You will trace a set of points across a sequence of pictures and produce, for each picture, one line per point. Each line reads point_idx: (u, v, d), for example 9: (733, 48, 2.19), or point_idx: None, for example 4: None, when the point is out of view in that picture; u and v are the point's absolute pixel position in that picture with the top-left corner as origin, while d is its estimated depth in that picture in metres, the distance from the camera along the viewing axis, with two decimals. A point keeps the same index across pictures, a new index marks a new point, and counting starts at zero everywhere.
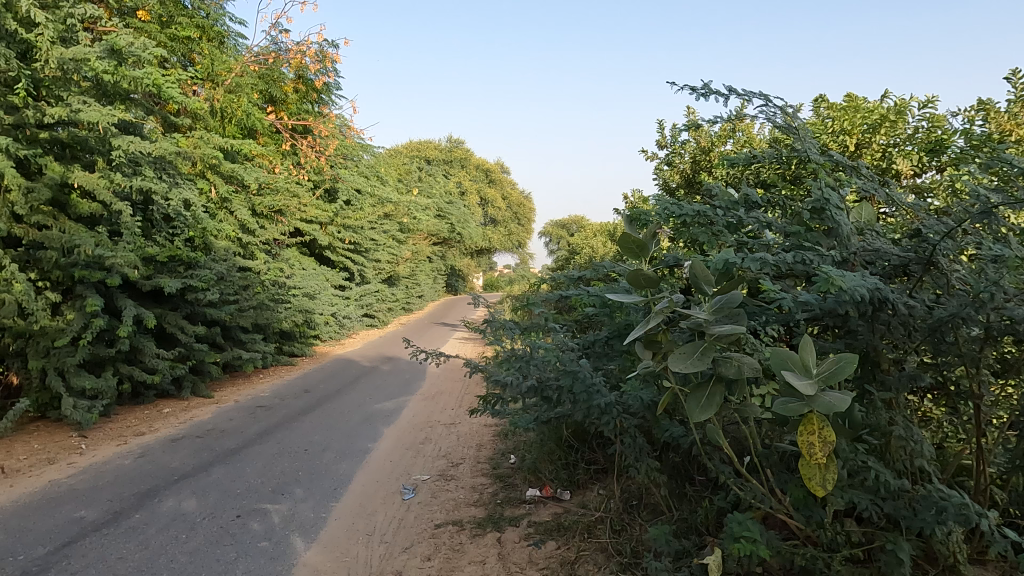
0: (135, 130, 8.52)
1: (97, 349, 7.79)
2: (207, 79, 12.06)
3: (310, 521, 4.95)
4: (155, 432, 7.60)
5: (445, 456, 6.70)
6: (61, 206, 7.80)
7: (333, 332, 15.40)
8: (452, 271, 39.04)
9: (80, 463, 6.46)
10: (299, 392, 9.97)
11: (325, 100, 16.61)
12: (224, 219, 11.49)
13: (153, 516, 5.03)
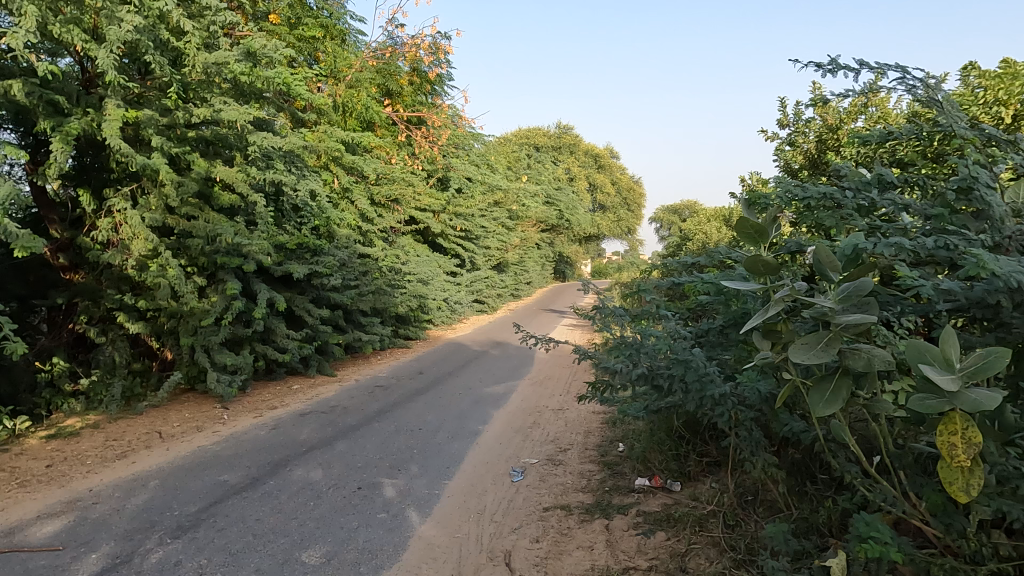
0: (268, 126, 9.19)
1: (236, 329, 8.52)
2: (330, 75, 12.76)
3: (425, 497, 5.18)
4: (286, 407, 8.22)
5: (553, 442, 6.75)
6: (206, 199, 8.58)
7: (445, 317, 15.92)
8: (561, 258, 39.16)
9: (223, 432, 7.12)
10: (414, 373, 10.42)
11: (438, 91, 17.06)
12: (346, 208, 12.16)
13: (285, 484, 5.45)
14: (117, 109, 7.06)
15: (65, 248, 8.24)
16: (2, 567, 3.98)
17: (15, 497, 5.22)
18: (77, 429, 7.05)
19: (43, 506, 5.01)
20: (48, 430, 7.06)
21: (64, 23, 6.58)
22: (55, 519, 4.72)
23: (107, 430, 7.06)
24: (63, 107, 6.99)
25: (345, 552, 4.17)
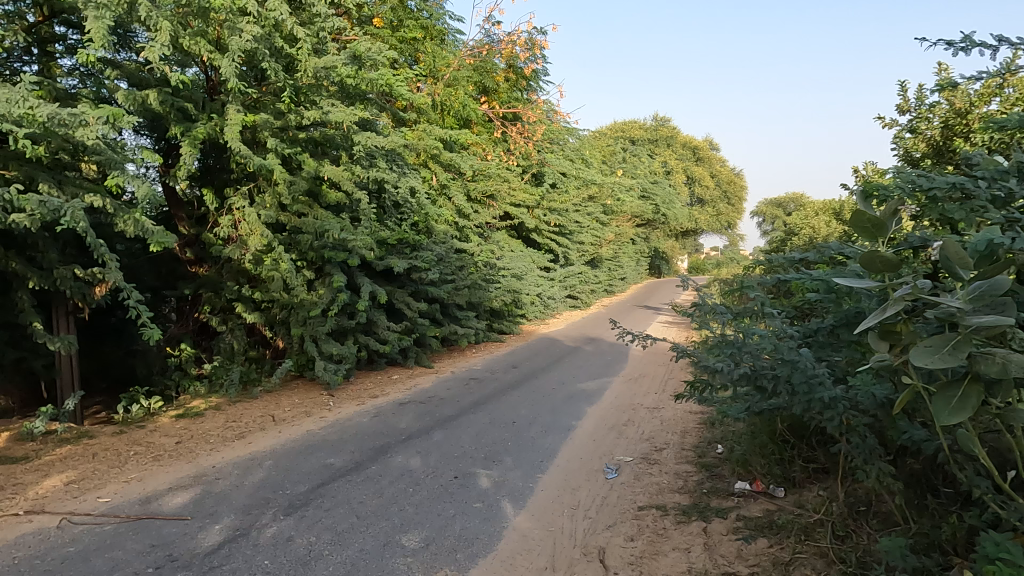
0: (372, 126, 9.58)
1: (341, 321, 8.96)
2: (430, 75, 13.11)
3: (519, 489, 5.25)
4: (387, 396, 8.56)
5: (648, 441, 6.63)
6: (315, 197, 9.06)
7: (539, 312, 15.99)
8: (657, 254, 38.32)
9: (329, 417, 7.51)
10: (508, 367, 10.55)
11: (533, 86, 17.13)
12: (444, 205, 12.48)
13: (386, 470, 5.68)
14: (237, 114, 7.60)
15: (192, 244, 8.98)
16: (140, 532, 4.39)
17: (150, 470, 5.75)
18: (202, 410, 7.67)
19: (174, 479, 5.49)
20: (177, 410, 7.73)
21: (193, 35, 7.15)
22: (184, 492, 5.16)
23: (227, 412, 7.63)
24: (191, 113, 7.61)
25: (443, 539, 4.30)
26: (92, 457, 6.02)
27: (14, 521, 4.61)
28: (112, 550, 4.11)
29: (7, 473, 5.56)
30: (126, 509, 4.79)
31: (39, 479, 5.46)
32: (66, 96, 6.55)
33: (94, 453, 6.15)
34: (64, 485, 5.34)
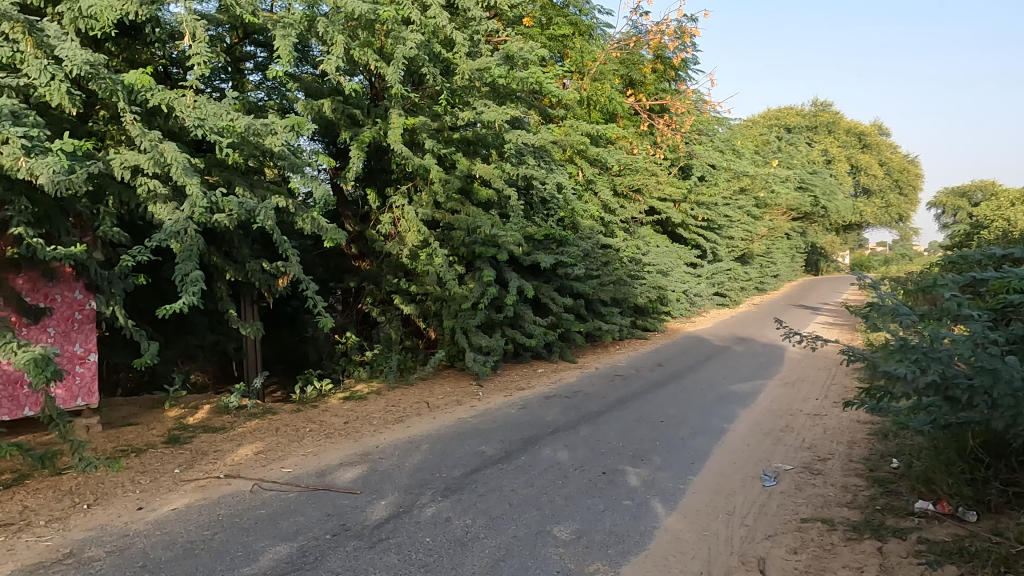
0: (521, 124, 9.79)
1: (490, 314, 9.26)
2: (576, 71, 13.14)
3: (669, 490, 5.13)
4: (533, 389, 8.73)
5: (810, 449, 6.20)
6: (467, 194, 9.43)
7: (684, 309, 15.49)
8: (814, 249, 35.61)
9: (480, 407, 7.81)
10: (653, 365, 10.34)
11: (682, 76, 16.60)
12: (589, 200, 12.46)
13: (535, 460, 5.81)
14: (399, 118, 8.11)
15: (356, 240, 9.73)
16: (318, 501, 4.85)
17: (323, 445, 6.31)
18: (365, 394, 8.29)
19: (344, 455, 6.00)
20: (344, 393, 8.41)
21: (362, 46, 7.72)
22: (353, 468, 5.61)
23: (387, 397, 8.20)
24: (359, 119, 8.24)
25: (594, 533, 4.31)
26: (275, 431, 6.73)
27: (216, 483, 5.28)
28: (296, 515, 4.57)
29: (209, 441, 6.37)
30: (306, 480, 5.30)
31: (234, 447, 6.20)
32: (257, 108, 7.34)
33: (276, 428, 6.87)
34: (254, 454, 6.02)
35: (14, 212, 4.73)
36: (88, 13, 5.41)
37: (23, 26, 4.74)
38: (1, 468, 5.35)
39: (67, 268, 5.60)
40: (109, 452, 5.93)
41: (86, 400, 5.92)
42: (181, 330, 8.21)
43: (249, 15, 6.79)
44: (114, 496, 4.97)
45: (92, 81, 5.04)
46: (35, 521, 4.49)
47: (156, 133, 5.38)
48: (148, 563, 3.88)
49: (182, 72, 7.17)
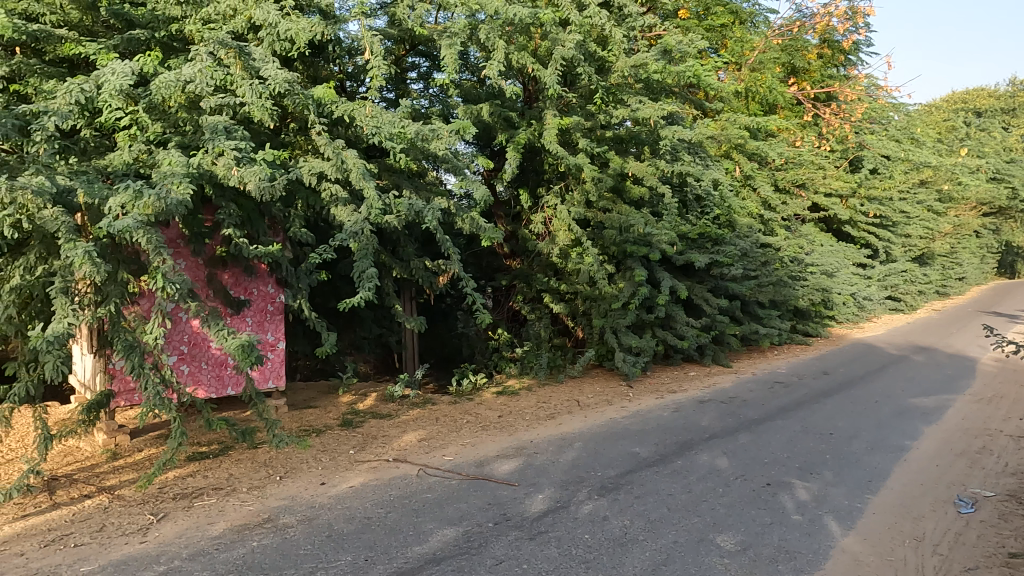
0: (676, 120, 9.57)
1: (641, 314, 9.11)
2: (734, 62, 12.62)
3: (845, 507, 4.75)
4: (686, 392, 8.47)
5: (1016, 476, 5.44)
6: (619, 193, 9.37)
7: (852, 314, 14.25)
8: (1010, 249, 31.25)
9: (631, 408, 7.71)
10: (818, 373, 9.62)
11: (853, 61, 15.35)
12: (747, 197, 11.87)
13: (692, 466, 5.64)
14: (554, 118, 8.25)
15: (509, 239, 10.02)
16: (479, 490, 5.05)
17: (480, 437, 6.56)
18: (517, 389, 8.50)
19: (500, 448, 6.19)
20: (497, 387, 8.67)
21: (519, 50, 7.96)
22: (510, 460, 5.78)
23: (538, 393, 8.35)
24: (515, 122, 8.48)
25: (762, 546, 4.10)
26: (436, 420, 7.10)
27: (386, 465, 5.67)
28: (459, 501, 4.80)
29: (377, 426, 6.86)
30: (466, 469, 5.55)
31: (400, 434, 6.63)
32: (422, 115, 7.80)
33: (436, 417, 7.24)
34: (418, 441, 6.40)
35: (225, 216, 5.41)
36: (284, 36, 6.06)
37: (235, 52, 5.42)
38: (210, 440, 6.13)
39: (264, 266, 6.28)
40: (294, 431, 6.59)
41: (276, 383, 6.63)
42: (351, 322, 8.83)
43: (418, 27, 7.44)
44: (301, 471, 5.52)
45: (288, 97, 5.64)
46: (239, 487, 5.10)
47: (339, 142, 5.90)
48: (333, 533, 4.26)
49: (356, 85, 7.76)
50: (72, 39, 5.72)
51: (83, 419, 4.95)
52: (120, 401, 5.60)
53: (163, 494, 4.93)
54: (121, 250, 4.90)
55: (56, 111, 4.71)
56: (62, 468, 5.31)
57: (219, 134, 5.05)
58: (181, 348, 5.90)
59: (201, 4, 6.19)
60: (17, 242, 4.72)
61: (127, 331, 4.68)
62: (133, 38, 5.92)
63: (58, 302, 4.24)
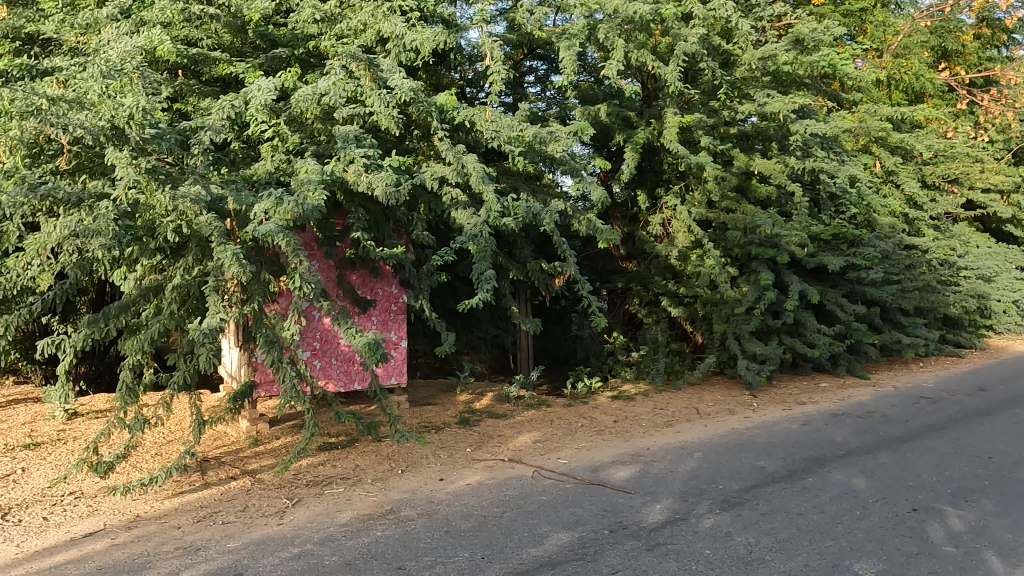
0: (809, 113, 9.00)
1: (767, 320, 8.62)
2: (873, 48, 11.71)
3: (1009, 542, 4.22)
4: (817, 404, 7.91)
5: None
6: (743, 192, 8.95)
7: (1014, 324, 12.70)
8: None
9: (755, 418, 7.31)
10: (972, 389, 8.65)
11: (1017, 40, 13.76)
12: (889, 194, 10.92)
13: (825, 484, 5.24)
14: (675, 116, 8.02)
15: (626, 241, 9.73)
16: (594, 496, 4.99)
17: (595, 442, 6.48)
18: (633, 395, 8.33)
19: (616, 453, 6.08)
20: (612, 392, 8.54)
21: (638, 48, 7.82)
22: (626, 467, 5.66)
23: (654, 399, 8.13)
24: (633, 121, 8.32)
25: None
26: (550, 422, 7.10)
27: (502, 465, 5.74)
28: (575, 506, 4.76)
29: (493, 426, 6.97)
30: (581, 473, 5.50)
31: (515, 434, 6.69)
32: (539, 118, 7.84)
33: (551, 420, 7.24)
34: (533, 442, 6.42)
35: (355, 220, 5.71)
36: (410, 46, 6.32)
37: (365, 64, 5.72)
38: (339, 431, 6.50)
39: (388, 267, 6.58)
40: (414, 426, 6.85)
41: (398, 380, 6.92)
42: (468, 323, 9.04)
43: (537, 30, 7.51)
44: (421, 466, 5.71)
45: (413, 105, 5.87)
46: (364, 478, 5.36)
47: (460, 147, 6.06)
48: (451, 529, 4.36)
49: (476, 91, 7.87)
50: (225, 59, 6.28)
51: (230, 407, 5.40)
52: (260, 391, 6.17)
53: (297, 480, 5.28)
54: (264, 252, 5.31)
55: (211, 126, 5.19)
56: (212, 451, 5.84)
57: (349, 143, 5.34)
58: (315, 343, 6.30)
59: (334, 21, 6.58)
60: (178, 246, 5.21)
61: (268, 327, 5.06)
62: (276, 56, 6.41)
63: (211, 299, 4.67)
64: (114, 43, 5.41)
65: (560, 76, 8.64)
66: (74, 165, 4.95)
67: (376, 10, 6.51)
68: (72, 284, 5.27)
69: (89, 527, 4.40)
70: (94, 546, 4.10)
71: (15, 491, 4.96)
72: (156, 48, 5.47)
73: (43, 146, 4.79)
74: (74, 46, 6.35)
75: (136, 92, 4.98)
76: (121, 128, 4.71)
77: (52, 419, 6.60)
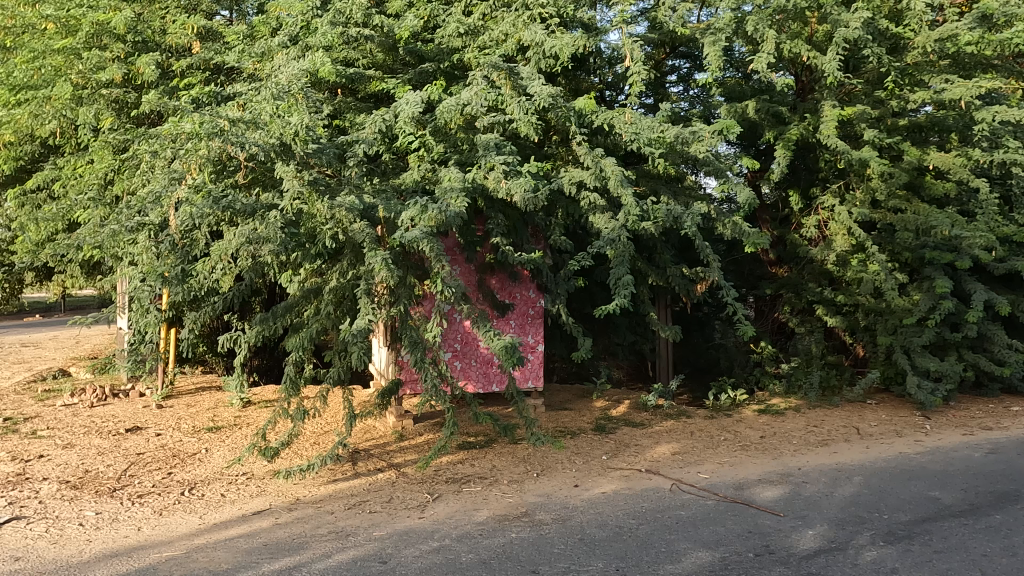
0: (998, 99, 7.93)
1: (944, 332, 7.68)
2: None
3: None
4: (1006, 430, 6.90)
5: None
6: (915, 190, 8.06)
7: None
8: None
9: (927, 443, 6.54)
10: None
11: None
12: None
13: (1018, 524, 4.55)
14: (833, 109, 7.41)
15: (775, 245, 9.10)
16: (738, 515, 4.70)
17: (740, 457, 6.12)
18: (782, 409, 7.78)
19: (763, 472, 5.70)
20: (759, 405, 8.04)
21: (792, 39, 7.35)
22: (774, 487, 5.28)
23: (807, 415, 7.53)
24: (785, 117, 7.79)
25: None
26: (690, 434, 6.81)
27: (638, 475, 5.59)
28: (716, 524, 4.51)
29: (630, 434, 6.81)
30: (723, 490, 5.21)
31: (653, 444, 6.50)
32: (681, 118, 7.57)
33: (691, 431, 6.95)
34: (672, 454, 6.20)
35: (494, 225, 5.86)
36: (549, 53, 6.38)
37: (506, 73, 5.85)
38: (477, 431, 6.68)
39: (526, 272, 6.66)
40: (550, 430, 6.88)
41: (535, 383, 6.99)
42: (606, 328, 8.92)
43: (680, 27, 7.23)
44: (556, 470, 5.71)
45: (551, 111, 5.91)
46: (501, 479, 5.46)
47: (598, 150, 6.01)
48: (586, 537, 4.31)
49: (615, 94, 7.78)
50: (377, 77, 6.71)
51: (378, 403, 5.74)
52: (406, 389, 6.51)
53: (438, 476, 5.49)
54: (410, 258, 5.58)
55: (365, 139, 5.58)
56: (362, 443, 6.25)
57: (490, 150, 5.48)
58: (455, 345, 6.53)
59: (478, 34, 6.84)
60: (335, 251, 5.62)
61: (412, 328, 5.32)
62: (423, 70, 6.75)
63: (362, 301, 5.00)
64: (284, 68, 5.97)
65: (704, 74, 8.35)
66: (250, 179, 5.51)
67: (518, 19, 6.65)
68: (247, 285, 5.86)
69: (258, 506, 4.87)
70: (261, 523, 4.53)
71: (200, 468, 5.61)
72: (319, 70, 5.97)
73: (226, 163, 5.38)
74: (251, 72, 7.08)
75: (301, 110, 5.46)
76: (289, 144, 5.19)
77: (230, 407, 7.40)
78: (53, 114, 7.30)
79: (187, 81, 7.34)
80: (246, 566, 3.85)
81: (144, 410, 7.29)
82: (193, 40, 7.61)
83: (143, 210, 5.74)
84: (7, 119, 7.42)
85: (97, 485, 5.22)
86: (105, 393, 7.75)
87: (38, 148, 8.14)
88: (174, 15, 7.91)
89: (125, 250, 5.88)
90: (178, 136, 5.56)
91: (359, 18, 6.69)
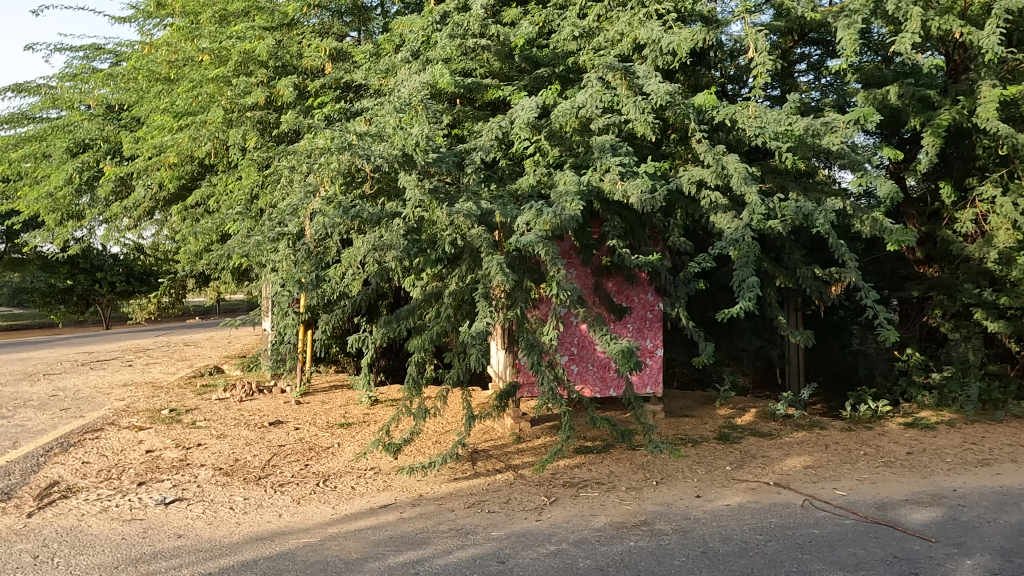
0: None
1: None
2: None
3: None
4: None
5: None
6: None
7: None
8: None
9: None
10: None
11: None
12: None
13: None
14: (994, 89, 6.61)
15: (923, 242, 8.24)
16: (881, 538, 4.30)
17: (883, 474, 5.61)
18: (934, 423, 7.06)
19: (911, 491, 5.19)
20: (905, 418, 7.34)
21: (941, 14, 6.68)
22: (924, 509, 4.79)
23: (964, 431, 6.78)
24: (934, 101, 7.06)
25: None
26: (825, 447, 6.35)
27: (766, 489, 5.28)
28: (855, 546, 4.16)
29: (757, 445, 6.46)
30: (865, 509, 4.80)
31: (782, 456, 6.12)
32: (811, 109, 7.11)
33: (826, 444, 6.47)
34: (803, 468, 5.80)
35: (610, 228, 5.79)
36: (666, 49, 6.19)
37: (621, 73, 5.76)
38: (595, 436, 6.62)
39: (644, 275, 6.52)
40: (670, 438, 6.68)
41: (654, 389, 6.82)
42: (729, 332, 8.53)
43: (810, 12, 6.81)
44: (676, 479, 5.53)
45: (669, 109, 5.74)
46: (619, 485, 5.37)
47: (720, 147, 5.73)
48: (709, 550, 4.13)
49: (738, 87, 7.51)
50: (494, 85, 6.86)
51: (497, 405, 5.82)
52: (523, 392, 6.57)
53: (555, 480, 5.50)
54: (527, 262, 5.64)
55: (483, 146, 5.72)
56: (481, 443, 6.40)
57: (606, 152, 5.42)
58: (572, 349, 6.52)
59: (593, 35, 6.81)
60: (455, 256, 5.79)
61: (529, 331, 5.36)
62: (538, 75, 6.83)
63: (481, 304, 5.11)
64: (407, 82, 6.26)
65: (838, 61, 7.83)
66: (376, 189, 5.80)
67: (634, 18, 6.56)
68: (374, 290, 6.18)
69: (385, 500, 5.11)
70: (387, 517, 4.74)
71: (332, 461, 5.99)
72: (439, 81, 6.17)
73: (354, 175, 5.71)
74: (377, 88, 7.47)
75: (422, 121, 5.70)
76: (410, 154, 5.41)
77: (359, 404, 7.84)
78: (209, 136, 8.10)
79: (321, 100, 7.89)
80: (373, 557, 4.05)
81: (285, 405, 7.92)
82: (326, 61, 8.17)
83: (283, 221, 6.23)
84: (172, 143, 8.31)
85: (244, 472, 5.72)
86: (252, 388, 8.49)
87: (197, 167, 9.06)
88: (309, 39, 8.54)
89: (268, 258, 6.42)
90: (313, 152, 5.99)
91: (476, 29, 6.87)
